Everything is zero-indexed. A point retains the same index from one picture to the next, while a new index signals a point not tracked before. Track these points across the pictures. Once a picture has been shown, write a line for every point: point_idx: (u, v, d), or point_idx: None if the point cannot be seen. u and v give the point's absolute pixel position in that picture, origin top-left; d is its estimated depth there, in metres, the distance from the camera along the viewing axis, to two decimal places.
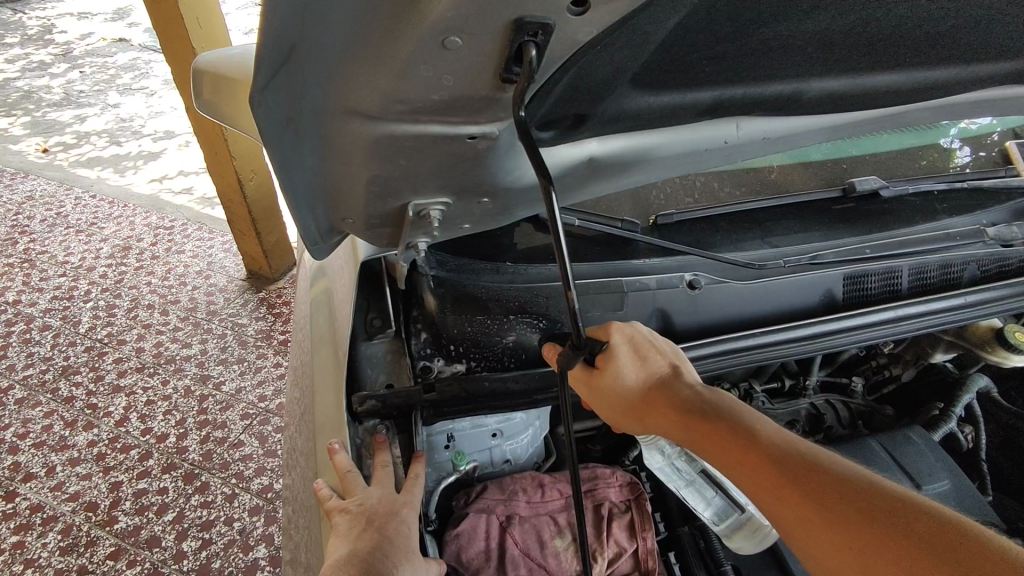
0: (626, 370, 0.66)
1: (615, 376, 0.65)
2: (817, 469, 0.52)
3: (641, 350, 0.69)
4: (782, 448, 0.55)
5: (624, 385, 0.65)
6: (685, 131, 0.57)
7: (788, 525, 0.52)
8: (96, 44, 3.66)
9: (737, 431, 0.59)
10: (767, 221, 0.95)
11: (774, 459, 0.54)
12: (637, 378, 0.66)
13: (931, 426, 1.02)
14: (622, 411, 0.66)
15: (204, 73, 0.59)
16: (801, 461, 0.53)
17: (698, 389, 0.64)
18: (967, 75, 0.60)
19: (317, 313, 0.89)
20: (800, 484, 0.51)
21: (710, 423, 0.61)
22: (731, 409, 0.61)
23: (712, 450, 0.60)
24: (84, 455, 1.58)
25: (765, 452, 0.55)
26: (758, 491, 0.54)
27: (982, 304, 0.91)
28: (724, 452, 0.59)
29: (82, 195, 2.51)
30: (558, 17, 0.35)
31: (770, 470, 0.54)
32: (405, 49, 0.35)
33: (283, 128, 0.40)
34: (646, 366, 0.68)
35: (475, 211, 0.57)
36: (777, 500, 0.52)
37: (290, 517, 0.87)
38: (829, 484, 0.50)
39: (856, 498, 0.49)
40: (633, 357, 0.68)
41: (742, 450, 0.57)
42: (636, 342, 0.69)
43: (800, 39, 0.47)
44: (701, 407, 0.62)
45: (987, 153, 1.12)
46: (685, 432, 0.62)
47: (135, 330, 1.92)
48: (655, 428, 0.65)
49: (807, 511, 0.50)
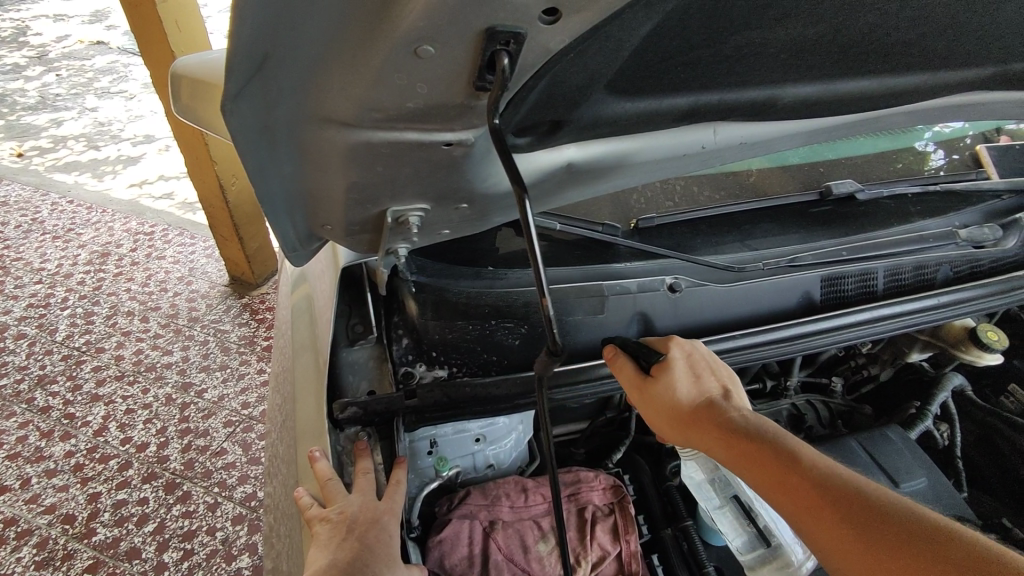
0: (680, 383, 0.69)
1: (670, 386, 0.68)
2: (855, 495, 0.54)
3: (698, 369, 0.71)
4: (822, 471, 0.57)
5: (676, 395, 0.68)
6: (663, 136, 0.58)
7: (824, 545, 0.54)
8: (74, 47, 3.60)
9: (779, 454, 0.61)
10: (746, 224, 0.96)
11: (813, 481, 0.57)
12: (687, 394, 0.69)
13: (908, 424, 1.04)
14: (667, 421, 0.68)
15: (182, 78, 0.59)
16: (839, 484, 0.56)
17: (745, 417, 0.66)
18: (937, 82, 0.62)
19: (298, 320, 0.88)
20: (837, 506, 0.54)
21: (752, 445, 0.63)
22: (776, 434, 0.63)
23: (749, 467, 0.62)
24: (61, 466, 1.55)
25: (806, 474, 0.58)
26: (795, 509, 0.57)
27: (955, 304, 0.92)
28: (764, 470, 0.61)
29: (59, 201, 2.46)
30: (529, 26, 0.35)
31: (809, 491, 0.56)
32: (378, 58, 0.35)
33: (258, 136, 0.40)
34: (699, 384, 0.70)
35: (454, 217, 0.57)
36: (815, 519, 0.55)
37: (271, 526, 0.85)
38: (866, 508, 0.53)
39: (893, 522, 0.51)
40: (688, 374, 0.70)
41: (779, 468, 0.59)
42: (695, 361, 0.72)
43: (774, 46, 0.48)
44: (746, 430, 0.64)
45: (960, 156, 1.14)
46: (726, 450, 0.64)
47: (114, 337, 1.89)
48: (695, 442, 0.67)
49: (844, 531, 0.53)
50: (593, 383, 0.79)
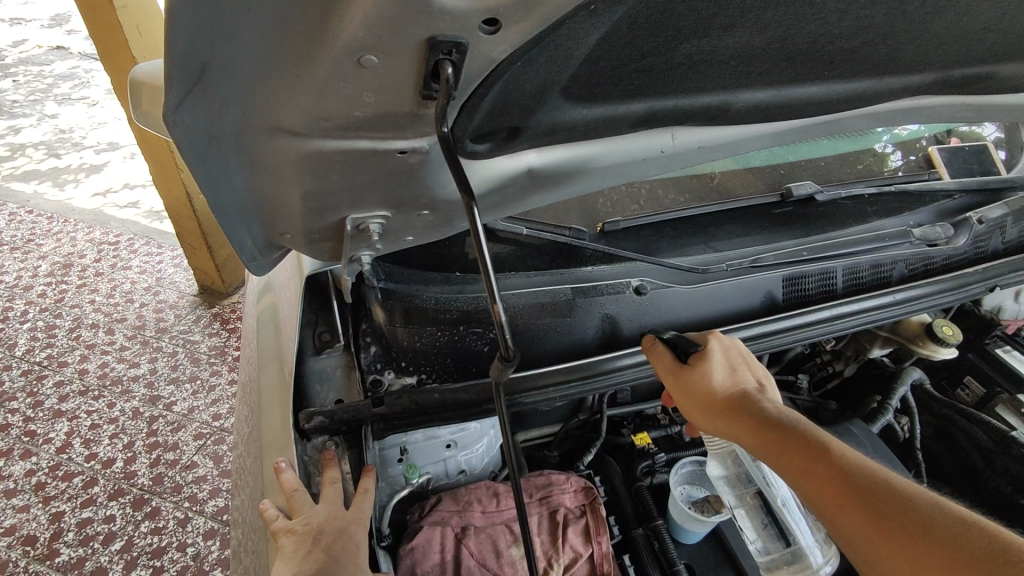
0: (716, 372, 0.73)
1: (706, 372, 0.73)
2: (883, 488, 0.54)
3: (735, 363, 0.75)
4: (850, 461, 0.58)
5: (710, 382, 0.72)
6: (623, 142, 0.59)
7: (847, 532, 0.55)
8: (32, 52, 3.50)
9: (809, 443, 0.62)
10: (711, 225, 0.98)
11: (840, 471, 0.57)
12: (723, 382, 0.72)
13: (870, 418, 1.07)
14: (699, 405, 0.72)
15: (141, 85, 0.57)
16: (866, 475, 0.56)
17: (779, 408, 0.68)
18: (885, 87, 0.64)
19: (264, 330, 0.87)
20: (862, 495, 0.55)
21: (783, 432, 0.64)
22: (806, 427, 0.64)
23: (778, 453, 0.64)
24: (22, 485, 1.50)
25: (832, 463, 0.58)
26: (819, 497, 0.58)
27: (912, 300, 0.95)
28: (792, 458, 0.62)
29: (17, 211, 2.39)
30: (470, 36, 0.35)
31: (834, 480, 0.57)
32: (322, 67, 0.36)
33: (204, 146, 0.40)
34: (735, 376, 0.74)
35: (416, 223, 0.57)
36: (839, 506, 0.56)
37: (238, 541, 0.84)
38: (892, 499, 0.53)
39: (916, 514, 0.51)
40: (725, 365, 0.74)
41: (806, 456, 0.61)
42: (732, 355, 0.76)
43: (722, 54, 0.49)
44: (778, 419, 0.66)
45: (916, 157, 1.18)
46: (757, 436, 0.66)
47: (77, 351, 1.83)
48: (726, 429, 0.69)
49: (865, 519, 0.53)
50: (562, 386, 0.79)
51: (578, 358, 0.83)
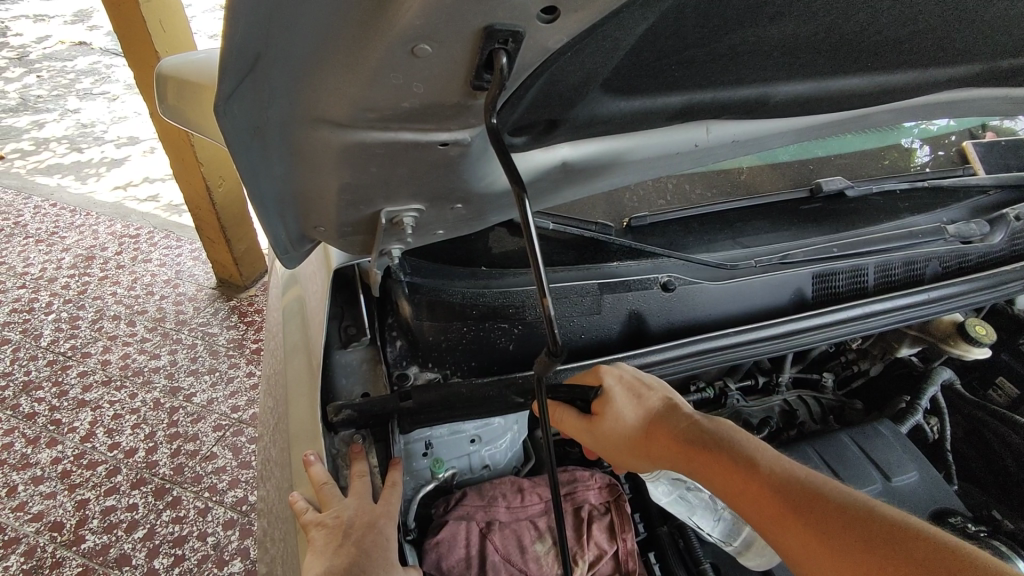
0: (623, 409, 0.69)
1: (613, 418, 0.69)
2: (820, 501, 0.55)
3: (635, 388, 0.71)
4: (782, 477, 0.59)
5: (622, 424, 0.69)
6: (657, 134, 0.57)
7: (795, 554, 0.55)
8: (54, 48, 3.54)
9: (737, 460, 0.62)
10: (738, 221, 0.97)
11: (775, 489, 0.58)
12: (635, 416, 0.69)
13: (898, 418, 1.05)
14: (624, 448, 0.69)
15: (167, 78, 0.58)
16: (801, 488, 0.57)
17: (694, 422, 0.66)
18: (927, 78, 0.62)
19: (290, 322, 0.87)
20: (800, 512, 0.55)
21: (708, 453, 0.63)
22: (731, 439, 0.64)
23: (712, 479, 0.62)
24: (49, 473, 1.52)
25: (766, 479, 0.59)
26: (762, 520, 0.58)
27: (944, 299, 0.93)
28: (727, 482, 0.61)
29: (42, 204, 2.43)
30: (527, 25, 0.35)
31: (772, 500, 0.57)
32: (373, 58, 0.35)
33: (250, 138, 0.40)
34: (642, 402, 0.70)
35: (448, 217, 0.57)
36: (782, 528, 0.56)
37: (265, 530, 0.85)
38: (830, 512, 0.54)
39: (853, 524, 0.52)
40: (627, 395, 0.70)
41: (738, 476, 0.60)
42: (630, 381, 0.71)
43: (767, 45, 0.48)
44: (698, 439, 0.64)
45: (946, 153, 1.16)
46: (686, 464, 0.64)
47: (100, 342, 1.86)
48: (660, 462, 0.67)
49: (808, 535, 0.54)
50: None
51: (605, 354, 0.83)
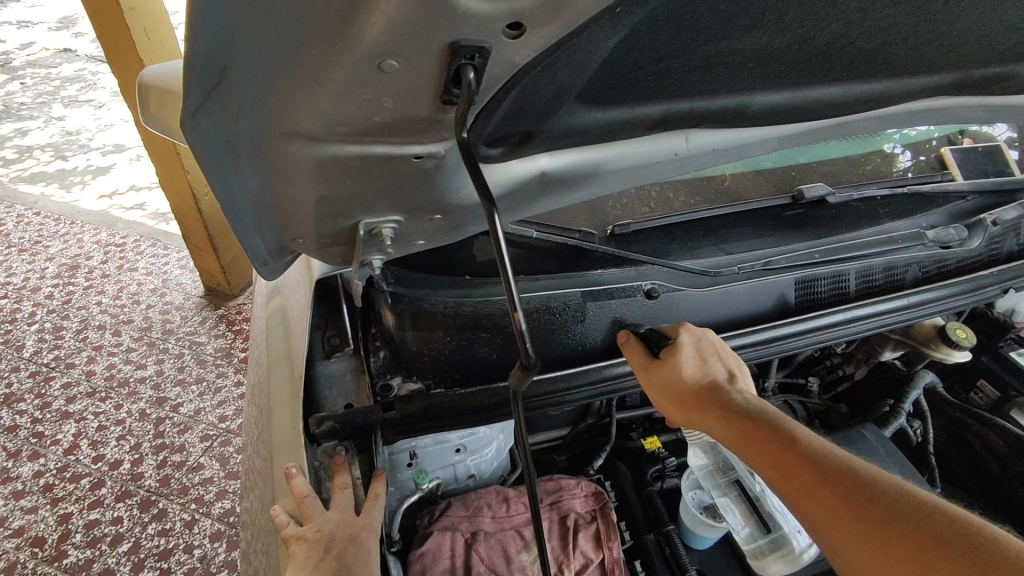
0: (688, 366, 0.72)
1: (675, 367, 0.71)
2: (849, 474, 0.56)
3: (706, 353, 0.75)
4: (817, 450, 0.60)
5: (681, 376, 0.71)
6: (636, 144, 0.58)
7: (816, 521, 0.56)
8: (39, 54, 3.52)
9: (776, 434, 0.63)
10: (722, 228, 0.97)
11: (807, 459, 0.59)
12: (694, 375, 0.72)
13: (882, 422, 1.06)
14: (671, 398, 0.72)
15: (148, 88, 0.57)
16: (832, 462, 0.58)
17: (748, 398, 0.69)
18: (902, 87, 0.63)
19: (272, 332, 0.87)
20: (827, 482, 0.56)
21: (752, 424, 0.66)
22: (776, 417, 0.66)
23: (748, 445, 0.65)
24: (30, 487, 1.50)
25: (800, 451, 0.60)
26: (790, 487, 0.59)
27: (924, 304, 0.95)
28: (761, 448, 0.63)
29: (25, 213, 2.40)
30: (493, 40, 0.35)
31: (801, 468, 0.59)
32: (340, 73, 0.35)
33: (220, 150, 0.39)
34: (706, 367, 0.73)
35: (428, 228, 0.57)
36: (808, 496, 0.57)
37: (248, 542, 0.84)
38: (857, 484, 0.55)
39: (880, 497, 0.53)
40: (695, 356, 0.73)
41: (774, 446, 0.62)
42: (704, 346, 0.75)
43: (741, 56, 0.49)
44: (747, 410, 0.67)
45: (927, 158, 1.17)
46: (726, 428, 0.67)
47: (84, 352, 1.84)
48: (699, 423, 0.70)
49: (832, 504, 0.55)
50: (573, 392, 0.80)
51: (587, 363, 0.83)
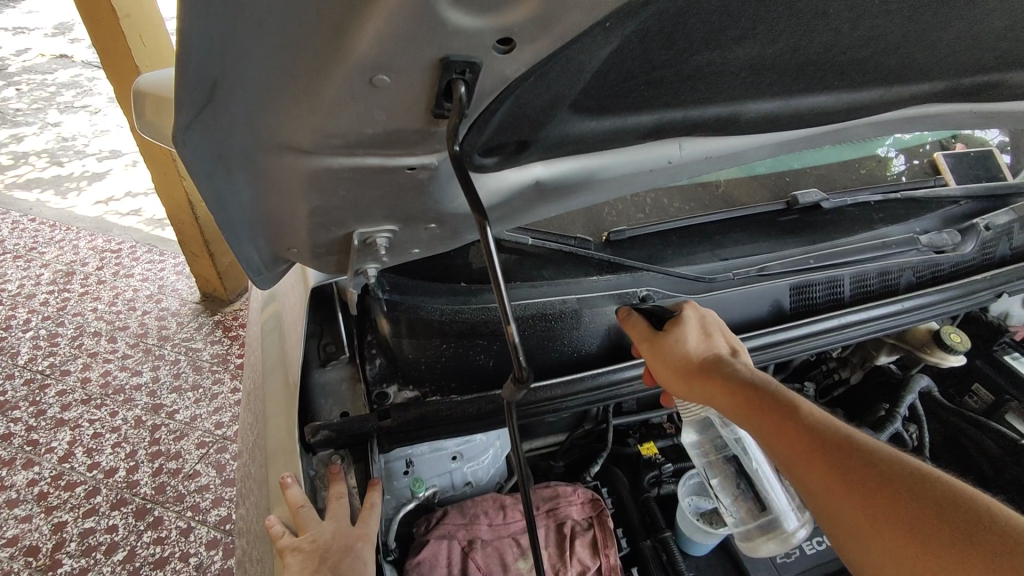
0: (691, 338, 0.72)
1: (678, 338, 0.72)
2: (847, 442, 0.56)
3: (710, 330, 0.75)
4: (817, 421, 0.59)
5: (683, 348, 0.71)
6: (630, 152, 0.58)
7: (810, 486, 0.55)
8: (35, 60, 3.51)
9: (778, 403, 0.63)
10: (717, 233, 0.98)
11: (806, 427, 0.59)
12: (697, 347, 0.72)
13: (877, 427, 1.06)
14: (672, 368, 0.71)
15: (144, 94, 0.57)
16: (832, 431, 0.57)
17: (750, 369, 0.69)
18: (894, 95, 0.63)
19: (268, 339, 0.86)
20: (825, 447, 0.56)
21: (754, 391, 0.65)
22: (777, 387, 0.65)
23: (748, 414, 0.64)
24: (24, 495, 1.49)
25: (800, 421, 0.60)
26: (787, 454, 0.59)
27: (918, 309, 0.95)
28: (762, 416, 0.63)
29: (20, 219, 2.39)
30: (484, 55, 0.35)
31: (800, 436, 0.58)
32: (331, 86, 0.35)
33: (213, 165, 0.39)
34: (709, 342, 0.73)
35: (423, 236, 0.57)
36: (805, 462, 0.57)
37: (244, 550, 0.83)
38: (856, 451, 0.54)
39: (878, 464, 0.53)
40: (699, 331, 0.74)
41: (773, 415, 0.62)
42: (708, 323, 0.75)
43: (733, 66, 0.49)
44: (748, 379, 0.66)
45: (920, 162, 1.18)
46: (727, 396, 0.66)
47: (79, 359, 1.83)
48: (700, 393, 0.69)
49: (828, 470, 0.54)
50: (569, 400, 0.80)
51: (583, 369, 0.84)
